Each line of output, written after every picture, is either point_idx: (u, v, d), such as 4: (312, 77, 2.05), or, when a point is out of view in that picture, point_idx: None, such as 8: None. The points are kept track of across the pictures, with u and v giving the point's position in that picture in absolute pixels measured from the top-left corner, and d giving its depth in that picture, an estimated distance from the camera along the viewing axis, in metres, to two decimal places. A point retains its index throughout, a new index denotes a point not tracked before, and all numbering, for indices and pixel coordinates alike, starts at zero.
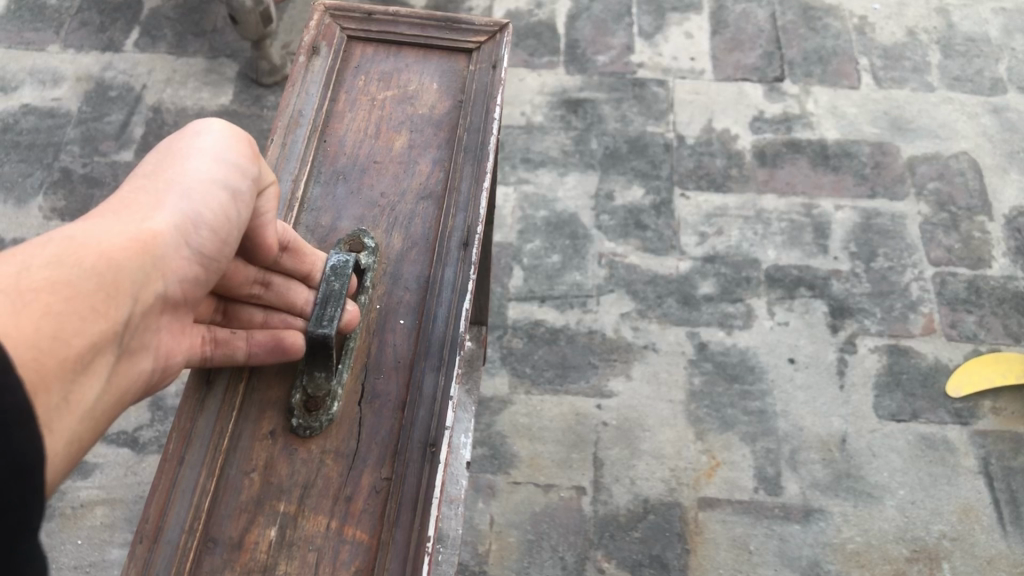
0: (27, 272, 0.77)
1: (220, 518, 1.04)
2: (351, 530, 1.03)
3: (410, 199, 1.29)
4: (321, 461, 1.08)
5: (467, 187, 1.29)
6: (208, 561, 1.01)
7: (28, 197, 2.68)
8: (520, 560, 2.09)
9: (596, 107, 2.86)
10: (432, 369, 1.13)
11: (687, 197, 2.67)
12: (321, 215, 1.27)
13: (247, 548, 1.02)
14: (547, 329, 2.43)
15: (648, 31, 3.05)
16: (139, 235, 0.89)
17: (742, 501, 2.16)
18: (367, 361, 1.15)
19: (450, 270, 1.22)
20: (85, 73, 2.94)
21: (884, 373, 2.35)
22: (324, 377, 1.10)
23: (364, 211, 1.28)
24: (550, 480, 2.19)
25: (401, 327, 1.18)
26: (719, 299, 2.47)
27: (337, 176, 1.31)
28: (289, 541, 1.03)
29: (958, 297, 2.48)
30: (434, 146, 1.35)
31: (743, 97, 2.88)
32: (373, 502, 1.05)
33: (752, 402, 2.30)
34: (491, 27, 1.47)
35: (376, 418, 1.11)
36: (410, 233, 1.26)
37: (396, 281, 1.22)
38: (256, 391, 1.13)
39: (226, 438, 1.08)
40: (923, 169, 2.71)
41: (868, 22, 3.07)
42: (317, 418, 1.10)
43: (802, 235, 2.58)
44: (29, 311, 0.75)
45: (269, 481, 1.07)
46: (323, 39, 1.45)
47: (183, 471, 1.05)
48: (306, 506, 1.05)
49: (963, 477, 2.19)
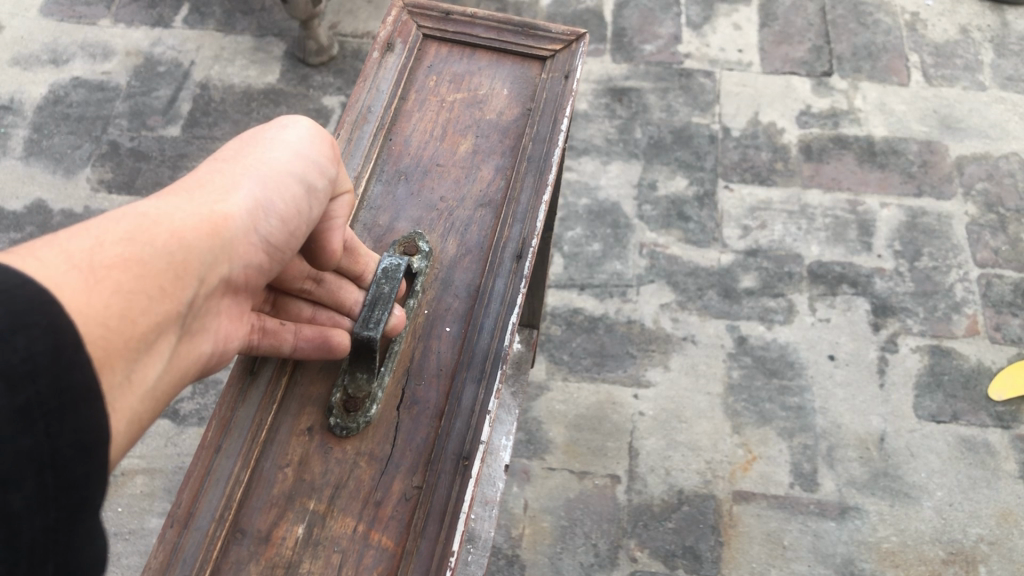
0: (102, 247, 0.74)
1: (250, 509, 1.02)
2: (377, 535, 1.01)
3: (469, 205, 1.27)
4: (354, 462, 1.06)
5: (528, 198, 1.26)
6: (235, 551, 0.99)
7: (77, 168, 2.72)
8: (554, 545, 2.09)
9: (642, 97, 2.85)
10: (473, 381, 1.10)
11: (731, 189, 2.65)
12: (379, 213, 1.25)
13: (273, 543, 1.00)
14: (586, 318, 2.43)
15: (696, 21, 3.04)
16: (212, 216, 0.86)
17: (778, 495, 2.15)
18: (410, 365, 1.13)
19: (501, 281, 1.18)
20: (135, 48, 2.97)
21: (926, 373, 2.32)
22: (366, 379, 1.07)
23: (422, 214, 1.26)
24: (585, 467, 2.20)
25: (447, 335, 1.15)
26: (760, 292, 2.46)
27: (399, 176, 1.29)
28: (315, 539, 1.00)
29: (1004, 299, 2.45)
30: (498, 153, 1.32)
31: (791, 90, 2.86)
32: (401, 509, 1.03)
33: (791, 398, 2.29)
34: (568, 36, 1.43)
35: (413, 425, 1.08)
36: (465, 239, 1.24)
37: (446, 286, 1.20)
38: (298, 386, 1.10)
39: (264, 430, 1.06)
40: (971, 168, 2.68)
41: (921, 19, 3.04)
42: (355, 419, 1.07)
43: (846, 232, 2.56)
44: (102, 285, 0.72)
45: (302, 478, 1.04)
46: (399, 35, 1.43)
47: (219, 460, 1.03)
48: (336, 506, 1.02)
49: (1003, 481, 2.17)
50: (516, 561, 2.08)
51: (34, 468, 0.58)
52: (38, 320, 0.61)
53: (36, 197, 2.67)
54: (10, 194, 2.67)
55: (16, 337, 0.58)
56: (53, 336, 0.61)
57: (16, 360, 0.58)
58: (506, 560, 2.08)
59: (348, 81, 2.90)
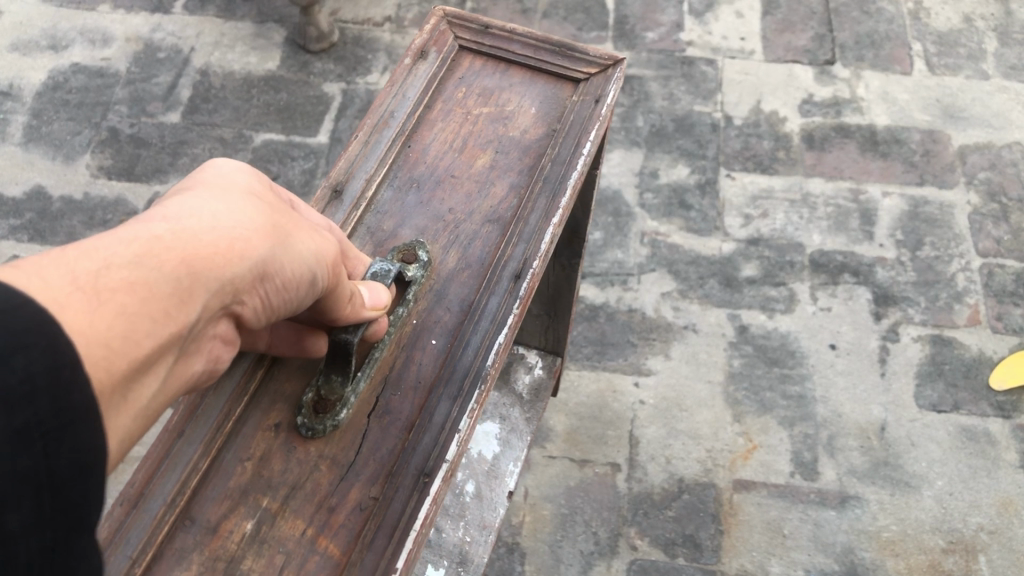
0: (108, 269, 0.61)
1: (204, 499, 0.95)
2: (325, 541, 0.93)
3: (476, 219, 1.20)
4: (315, 464, 0.98)
5: (536, 220, 1.18)
6: (181, 539, 0.92)
7: (77, 154, 2.71)
8: (554, 534, 2.10)
9: (644, 85, 2.84)
10: (448, 398, 1.03)
11: (733, 178, 2.65)
12: (385, 218, 1.20)
13: (220, 535, 0.92)
14: (587, 306, 2.43)
15: (699, 9, 3.02)
16: (228, 232, 0.72)
17: (778, 484, 2.15)
18: (389, 374, 1.06)
19: (495, 300, 1.11)
20: (135, 34, 2.96)
21: (927, 363, 2.32)
22: (340, 382, 0.99)
23: (428, 223, 1.20)
24: (586, 455, 2.20)
25: (432, 348, 1.08)
26: (762, 282, 2.46)
27: (411, 184, 1.23)
28: (262, 537, 0.93)
29: (1006, 289, 2.44)
30: (515, 171, 1.25)
31: (793, 79, 2.85)
32: (354, 518, 0.95)
33: (792, 387, 2.28)
34: (606, 59, 1.34)
35: (381, 434, 1.01)
36: (467, 253, 1.17)
37: (438, 299, 1.13)
38: (273, 380, 1.03)
39: (230, 420, 0.98)
40: (974, 158, 2.67)
41: (924, 8, 3.02)
42: (322, 421, 0.99)
43: (848, 221, 2.56)
44: (104, 309, 0.59)
45: (259, 473, 0.97)
46: (435, 45, 1.38)
47: (180, 445, 0.96)
48: (288, 507, 0.95)
49: (1004, 471, 2.16)
50: (516, 549, 2.08)
51: (32, 488, 0.53)
52: (36, 340, 0.53)
53: (36, 182, 2.66)
54: (9, 180, 2.66)
55: (14, 357, 0.52)
56: (53, 356, 0.54)
57: (15, 380, 0.51)
58: (506, 548, 2.08)
59: (349, 67, 2.88)
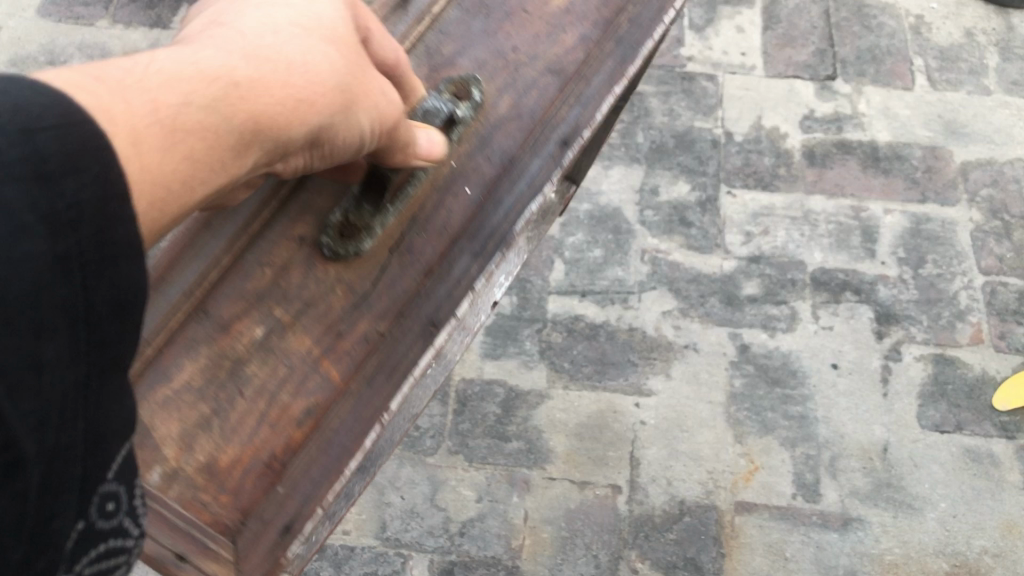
0: (183, 107, 0.63)
1: (217, 296, 0.91)
2: (327, 365, 0.91)
3: (538, 66, 1.06)
4: (331, 286, 0.93)
5: (600, 82, 1.06)
6: (191, 330, 0.89)
7: None
8: (554, 557, 2.08)
9: (644, 100, 2.83)
10: (471, 254, 0.97)
11: (733, 195, 2.63)
12: (447, 40, 1.06)
13: (231, 334, 0.90)
14: (587, 325, 2.41)
15: (699, 24, 3.01)
16: (305, 80, 0.72)
17: (780, 506, 2.14)
18: (418, 213, 0.97)
19: (538, 163, 1.02)
20: (133, 50, 2.94)
21: (929, 383, 2.31)
22: (370, 212, 0.93)
23: (489, 57, 1.06)
24: (586, 477, 2.18)
25: (465, 195, 0.99)
26: (763, 300, 2.44)
27: (480, 7, 1.08)
28: (268, 346, 0.90)
29: (1008, 308, 2.43)
30: (590, 20, 1.10)
31: (794, 94, 2.83)
32: (357, 350, 0.92)
33: (794, 407, 2.27)
34: None
35: (400, 272, 0.95)
36: (521, 101, 1.04)
37: (481, 144, 1.02)
38: (304, 191, 0.96)
39: (261, 221, 0.92)
40: (976, 174, 2.66)
41: (925, 22, 3.01)
42: (347, 247, 0.93)
43: (849, 238, 2.54)
44: (167, 149, 0.61)
45: (277, 283, 0.92)
46: None
47: (207, 235, 0.92)
48: (300, 323, 0.91)
49: (1008, 493, 2.15)
50: (516, 572, 2.07)
51: (68, 320, 0.49)
52: (90, 164, 0.51)
53: None
54: None
55: (64, 179, 0.49)
56: (104, 184, 0.52)
57: (63, 204, 0.49)
58: (506, 572, 2.07)
59: None
